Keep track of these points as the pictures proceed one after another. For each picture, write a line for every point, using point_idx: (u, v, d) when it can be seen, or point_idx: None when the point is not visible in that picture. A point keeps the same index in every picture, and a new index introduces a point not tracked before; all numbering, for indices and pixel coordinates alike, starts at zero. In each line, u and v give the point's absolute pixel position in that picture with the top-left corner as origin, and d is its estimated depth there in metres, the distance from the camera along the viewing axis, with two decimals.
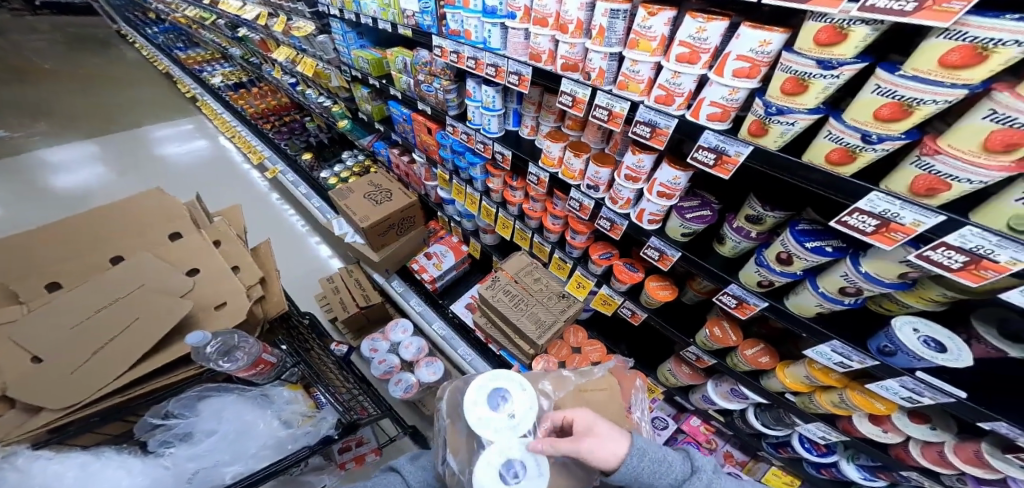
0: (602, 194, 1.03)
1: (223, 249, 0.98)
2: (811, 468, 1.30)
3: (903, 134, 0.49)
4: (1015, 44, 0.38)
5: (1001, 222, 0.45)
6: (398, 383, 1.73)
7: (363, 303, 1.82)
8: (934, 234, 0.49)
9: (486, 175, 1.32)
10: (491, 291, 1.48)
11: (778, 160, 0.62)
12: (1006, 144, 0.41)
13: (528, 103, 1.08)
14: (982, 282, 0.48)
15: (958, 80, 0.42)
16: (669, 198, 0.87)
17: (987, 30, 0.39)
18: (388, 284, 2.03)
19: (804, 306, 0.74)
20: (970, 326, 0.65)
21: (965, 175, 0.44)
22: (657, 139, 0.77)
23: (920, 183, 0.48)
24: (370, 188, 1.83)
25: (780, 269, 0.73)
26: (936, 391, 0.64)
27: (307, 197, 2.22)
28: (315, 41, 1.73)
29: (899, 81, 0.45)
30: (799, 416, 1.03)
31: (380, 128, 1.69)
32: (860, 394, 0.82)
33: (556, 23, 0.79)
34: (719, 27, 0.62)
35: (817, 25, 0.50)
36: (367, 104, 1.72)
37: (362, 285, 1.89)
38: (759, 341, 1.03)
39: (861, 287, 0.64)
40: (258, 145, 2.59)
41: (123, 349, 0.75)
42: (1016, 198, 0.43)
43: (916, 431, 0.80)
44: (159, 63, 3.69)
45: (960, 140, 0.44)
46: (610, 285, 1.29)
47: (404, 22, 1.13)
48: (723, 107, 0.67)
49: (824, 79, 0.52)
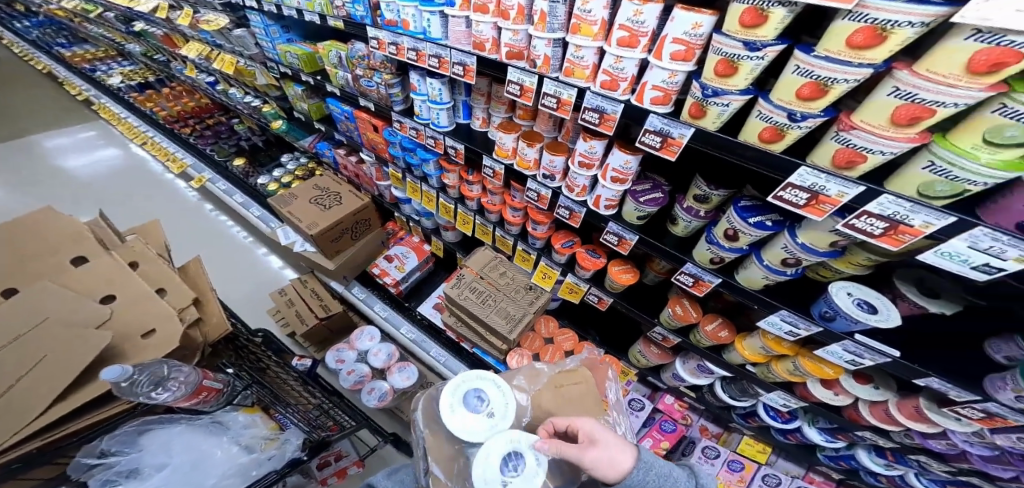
0: (558, 183, 1.02)
1: (142, 269, 0.89)
2: (779, 434, 1.38)
3: (822, 112, 0.50)
4: (909, 25, 0.38)
5: (911, 189, 0.47)
6: (371, 392, 1.67)
7: (323, 314, 1.73)
8: (856, 204, 0.52)
9: (440, 171, 1.28)
10: (457, 288, 1.44)
11: (716, 140, 0.63)
12: (910, 118, 0.42)
13: (477, 94, 1.04)
14: (901, 246, 0.50)
15: (864, 60, 0.43)
16: (622, 183, 0.87)
17: (883, 12, 0.39)
18: (349, 291, 1.94)
19: (752, 280, 0.76)
20: (891, 285, 0.69)
21: (877, 147, 0.46)
22: (606, 126, 0.76)
23: (840, 157, 0.50)
24: (316, 192, 1.74)
25: (729, 245, 0.75)
26: (874, 352, 0.68)
27: (245, 206, 2.08)
28: (231, 35, 1.63)
29: (814, 62, 0.46)
30: (760, 386, 1.07)
31: (321, 127, 1.60)
32: (810, 360, 0.86)
33: (497, 9, 0.75)
34: (654, 10, 0.60)
35: (740, 6, 0.50)
36: (302, 102, 1.62)
37: (319, 296, 1.79)
38: (716, 315, 1.07)
39: (799, 257, 0.66)
40: (178, 152, 2.40)
41: (33, 389, 0.66)
42: (921, 167, 0.45)
43: (862, 391, 0.85)
44: (37, 63, 3.25)
45: (871, 115, 0.45)
46: (575, 273, 1.28)
47: (334, 14, 1.07)
48: (665, 90, 0.67)
49: (751, 61, 0.53)
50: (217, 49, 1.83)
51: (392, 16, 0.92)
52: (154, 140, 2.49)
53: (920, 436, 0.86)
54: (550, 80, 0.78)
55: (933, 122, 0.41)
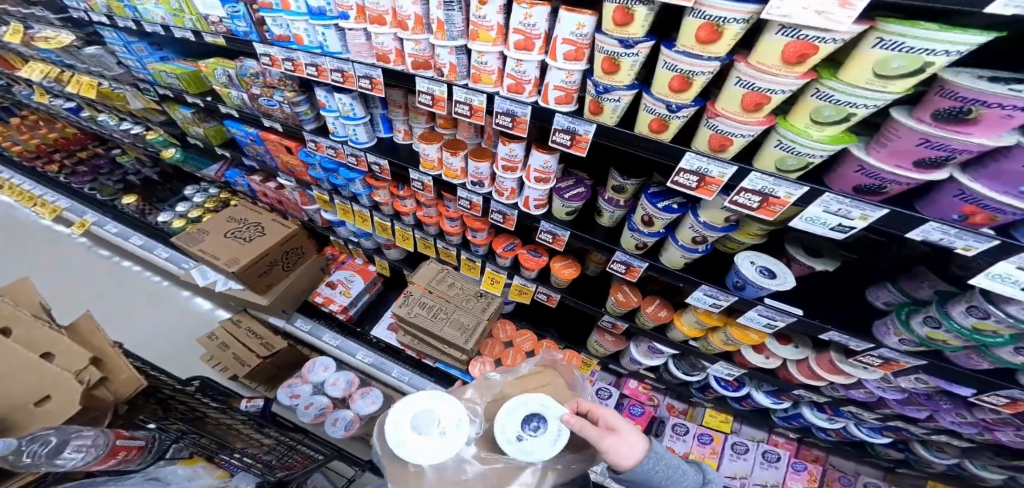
0: (488, 188, 1.01)
1: (17, 336, 0.79)
2: (734, 402, 1.45)
3: (694, 101, 0.53)
4: (737, 21, 0.42)
5: (771, 165, 0.51)
6: (335, 424, 1.60)
7: (266, 352, 1.67)
8: (735, 181, 0.55)
9: (370, 189, 1.26)
10: (406, 305, 1.41)
11: (616, 134, 0.65)
12: (755, 104, 0.45)
13: (394, 106, 1.02)
14: (775, 216, 0.54)
15: (710, 54, 0.46)
16: (546, 182, 0.88)
17: (716, 10, 0.41)
18: (292, 325, 1.87)
19: (674, 260, 0.79)
20: (785, 252, 0.75)
21: (737, 132, 0.49)
22: (519, 128, 0.76)
23: (713, 141, 0.53)
24: (233, 224, 1.68)
25: (647, 230, 0.78)
26: (783, 314, 0.72)
27: (147, 247, 1.94)
28: (81, 53, 1.55)
29: (675, 57, 0.48)
30: (705, 359, 1.12)
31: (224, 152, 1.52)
32: (738, 329, 0.91)
33: (394, 20, 0.73)
34: (543, 12, 0.61)
35: (610, 5, 0.51)
36: (194, 126, 1.54)
37: (257, 334, 1.72)
38: (655, 297, 1.10)
39: (705, 235, 0.70)
40: (46, 195, 2.18)
41: None
42: (774, 145, 0.48)
43: (785, 351, 0.90)
44: None
45: (726, 104, 0.48)
46: (521, 274, 1.29)
47: (211, 29, 1.03)
48: (567, 90, 0.68)
49: (629, 57, 0.55)
50: (70, 70, 1.71)
51: (281, 31, 0.89)
52: (15, 184, 2.23)
53: (844, 387, 0.92)
54: (460, 87, 0.77)
55: (772, 106, 0.44)
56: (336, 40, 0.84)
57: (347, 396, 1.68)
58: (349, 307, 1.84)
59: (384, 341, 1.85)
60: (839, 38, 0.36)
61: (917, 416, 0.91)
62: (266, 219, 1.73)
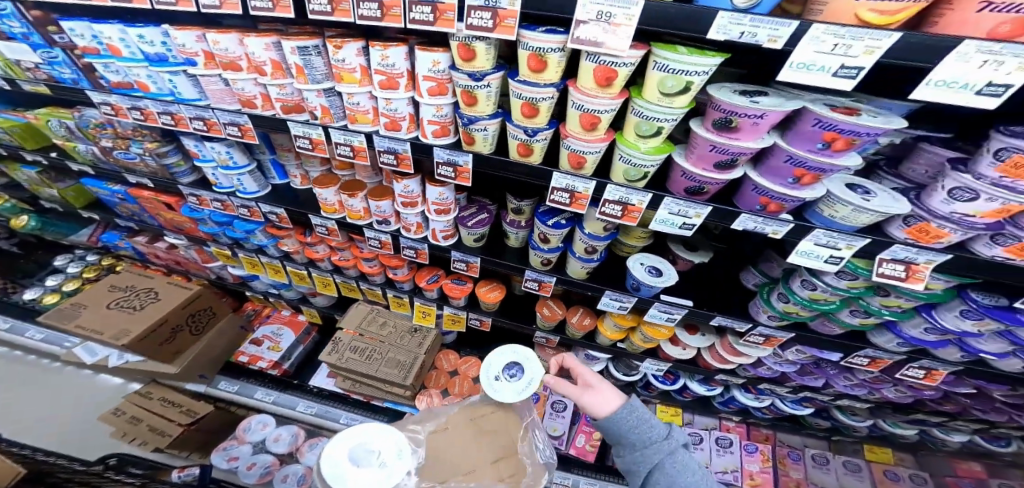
0: (395, 225, 0.99)
1: None
2: (677, 395, 1.49)
3: (549, 125, 0.57)
4: (556, 51, 0.47)
5: (623, 176, 0.57)
6: (284, 481, 1.40)
7: (188, 418, 1.42)
8: (599, 195, 0.60)
9: (275, 239, 1.17)
10: (335, 351, 1.32)
11: (492, 161, 0.66)
12: (589, 124, 0.51)
13: (282, 150, 0.97)
14: (637, 220, 0.60)
15: (545, 82, 0.51)
16: (447, 212, 0.88)
17: (536, 41, 0.47)
18: (215, 389, 1.65)
19: (576, 271, 0.82)
20: (670, 251, 0.80)
21: (585, 150, 0.54)
22: (404, 165, 0.75)
23: (571, 161, 0.57)
24: (119, 294, 1.49)
25: (546, 247, 0.80)
26: (676, 307, 0.77)
27: (15, 331, 1.65)
28: None
29: (517, 86, 0.52)
30: (635, 359, 1.15)
31: (93, 214, 1.45)
32: (650, 326, 0.95)
33: (250, 66, 0.71)
34: (400, 52, 0.62)
35: (453, 43, 0.54)
36: (44, 188, 1.43)
37: (175, 403, 1.48)
38: (578, 306, 1.13)
39: (594, 244, 0.74)
40: None
41: None
42: (618, 158, 0.54)
43: (694, 341, 0.96)
44: None
45: (571, 126, 0.53)
46: (450, 304, 1.26)
47: (29, 77, 0.98)
48: (444, 124, 0.69)
49: (482, 89, 0.58)
50: None
51: (119, 78, 0.85)
52: None
53: (751, 366, 1.00)
54: (335, 128, 0.75)
55: (604, 124, 0.51)
56: (188, 84, 0.80)
57: (295, 451, 1.50)
58: (283, 361, 1.71)
59: (328, 389, 1.68)
60: (629, 61, 0.45)
61: (817, 384, 1.01)
62: (156, 283, 1.55)
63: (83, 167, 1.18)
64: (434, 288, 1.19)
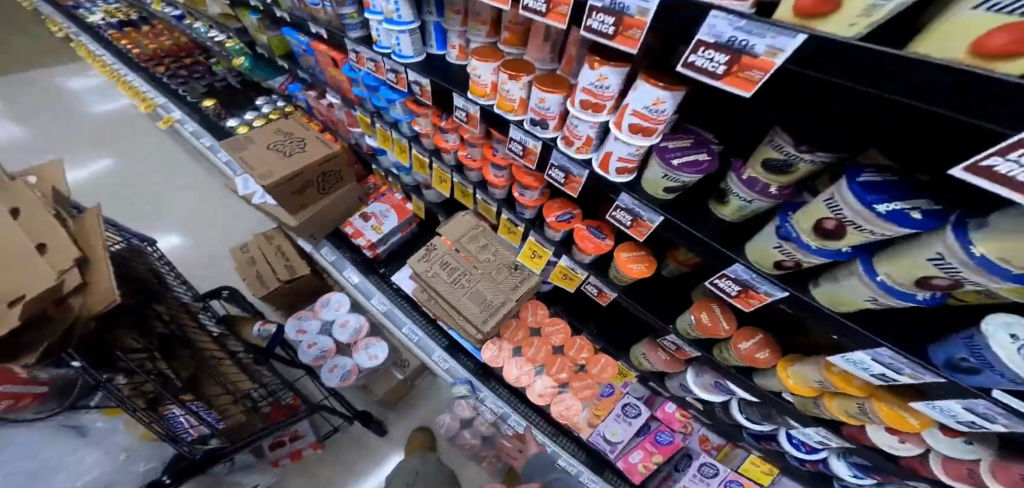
0: (552, 133, 0.76)
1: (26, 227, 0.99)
2: (794, 460, 1.22)
3: None
4: None
5: None
6: (334, 368, 1.81)
7: (285, 276, 1.91)
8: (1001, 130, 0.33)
9: (410, 116, 1.14)
10: (427, 265, 1.20)
11: (831, 46, 0.38)
12: None
13: (452, 11, 0.83)
14: None
15: None
16: (646, 136, 0.61)
17: None
18: (319, 253, 2.02)
19: (852, 300, 0.57)
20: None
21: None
22: (627, 36, 0.54)
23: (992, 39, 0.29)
24: (279, 137, 1.76)
25: (820, 244, 0.53)
26: (1014, 419, 0.49)
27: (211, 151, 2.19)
28: None
29: None
30: (796, 418, 0.89)
31: (283, 62, 1.74)
32: (889, 407, 0.65)
33: None
34: None
35: None
36: (259, 34, 1.80)
37: (286, 255, 1.98)
38: (756, 330, 0.82)
39: (964, 279, 0.42)
40: (150, 93, 2.59)
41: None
42: None
43: (949, 448, 0.66)
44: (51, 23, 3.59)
45: None
46: (571, 256, 1.00)
47: None
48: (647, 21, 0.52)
49: None
50: None
51: None
52: (125, 78, 2.71)
53: None
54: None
55: None
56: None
57: (352, 344, 1.88)
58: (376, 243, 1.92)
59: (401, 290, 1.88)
60: None
61: None
62: (308, 135, 1.81)
63: (285, 15, 1.36)
64: (561, 229, 0.94)
